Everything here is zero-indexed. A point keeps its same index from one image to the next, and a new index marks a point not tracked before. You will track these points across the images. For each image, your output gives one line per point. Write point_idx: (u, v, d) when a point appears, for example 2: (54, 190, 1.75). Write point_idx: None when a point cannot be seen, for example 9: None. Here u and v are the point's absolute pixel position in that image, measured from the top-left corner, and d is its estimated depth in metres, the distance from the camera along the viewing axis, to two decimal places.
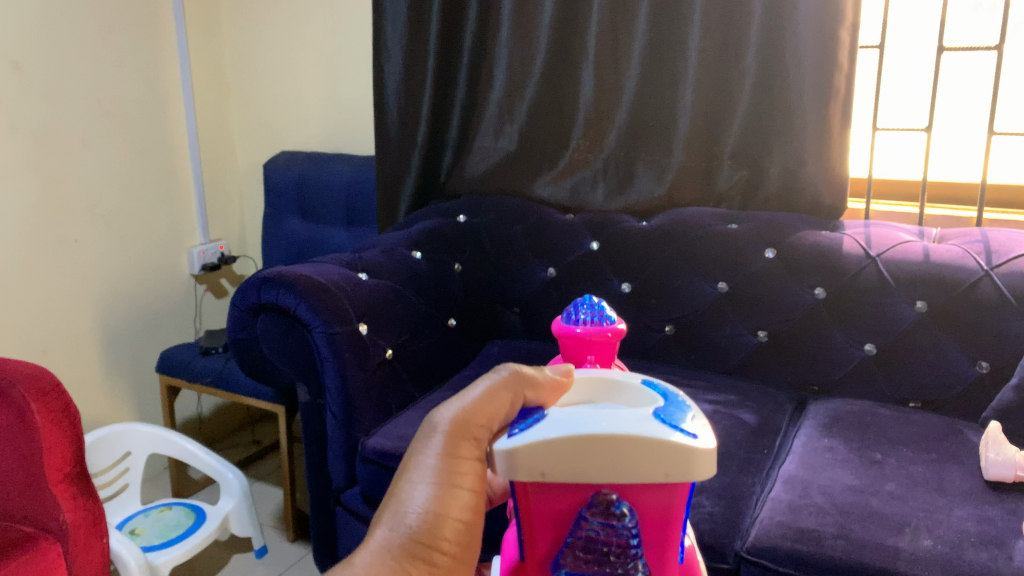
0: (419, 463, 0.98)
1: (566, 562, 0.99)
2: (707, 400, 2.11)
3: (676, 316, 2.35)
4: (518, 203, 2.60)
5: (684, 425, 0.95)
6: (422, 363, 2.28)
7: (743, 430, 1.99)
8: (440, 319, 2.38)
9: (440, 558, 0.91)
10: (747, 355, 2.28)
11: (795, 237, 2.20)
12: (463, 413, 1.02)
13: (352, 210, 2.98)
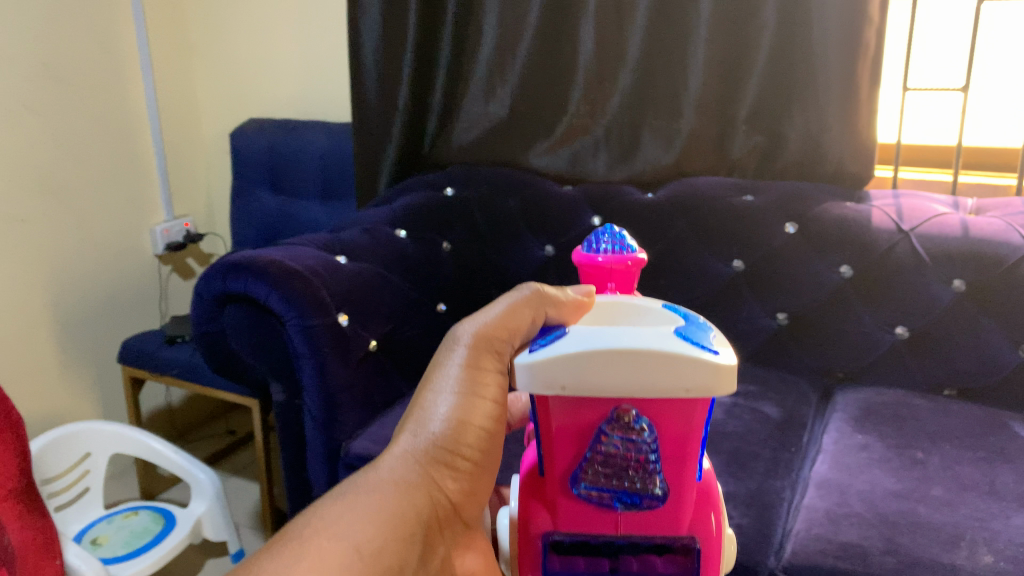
0: (443, 374, 1.07)
1: (582, 479, 0.88)
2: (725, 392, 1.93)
3: (687, 297, 2.15)
4: (511, 174, 2.37)
5: (707, 340, 0.87)
6: (412, 354, 2.08)
7: (768, 425, 1.80)
8: (431, 305, 2.17)
9: (461, 461, 1.03)
10: (766, 340, 2.09)
11: (819, 210, 2.00)
12: (485, 329, 1.08)
13: (328, 182, 2.74)
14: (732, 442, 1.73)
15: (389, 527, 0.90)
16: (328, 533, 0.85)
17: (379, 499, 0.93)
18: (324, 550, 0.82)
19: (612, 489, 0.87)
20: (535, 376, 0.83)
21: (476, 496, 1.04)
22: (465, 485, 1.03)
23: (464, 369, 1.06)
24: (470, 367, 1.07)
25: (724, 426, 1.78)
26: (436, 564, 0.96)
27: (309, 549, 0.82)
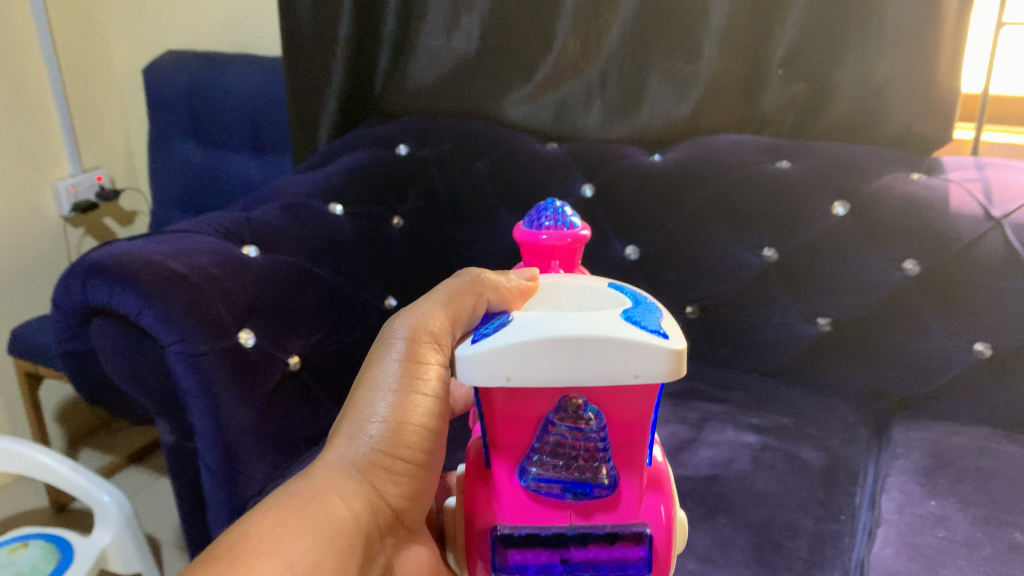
0: (380, 369, 0.98)
1: (531, 464, 0.83)
2: (752, 429, 1.49)
3: (704, 295, 1.69)
4: (480, 128, 1.88)
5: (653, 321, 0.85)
6: (351, 368, 1.64)
7: (810, 483, 1.36)
8: (376, 300, 1.72)
9: (402, 466, 0.96)
10: (801, 351, 1.64)
11: (879, 184, 1.51)
12: (417, 323, 1.00)
13: (260, 131, 2.24)
14: (764, 509, 1.30)
15: (330, 540, 0.84)
16: (266, 549, 0.79)
17: (315, 507, 0.86)
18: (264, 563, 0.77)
19: (560, 480, 0.83)
20: (476, 367, 0.78)
21: (420, 498, 1.00)
22: (408, 489, 0.97)
23: (402, 364, 0.98)
24: (408, 362, 0.98)
25: (752, 487, 1.35)
26: (378, 570, 0.92)
27: (248, 561, 0.77)
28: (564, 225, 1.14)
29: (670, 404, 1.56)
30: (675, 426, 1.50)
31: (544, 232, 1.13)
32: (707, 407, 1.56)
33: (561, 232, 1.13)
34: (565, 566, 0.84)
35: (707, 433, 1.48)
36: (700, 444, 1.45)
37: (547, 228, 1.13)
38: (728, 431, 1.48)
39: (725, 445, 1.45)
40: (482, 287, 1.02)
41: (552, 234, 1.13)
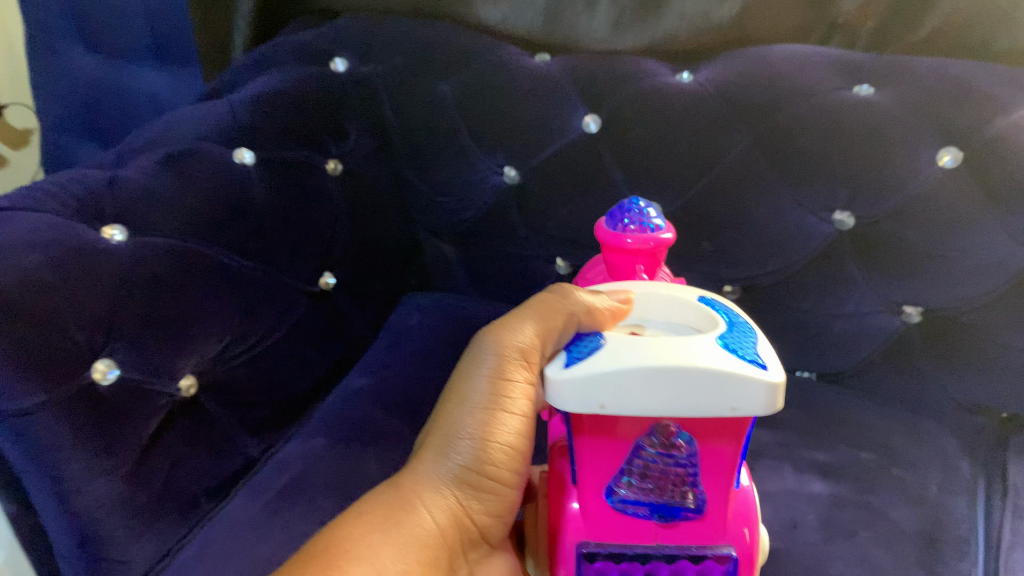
0: (470, 380, 0.89)
1: (620, 486, 0.77)
2: (818, 472, 1.08)
3: (754, 275, 1.24)
4: (442, 31, 1.37)
5: (752, 354, 0.72)
6: (271, 381, 1.20)
7: (906, 563, 0.97)
8: (304, 281, 1.27)
9: (491, 484, 0.87)
10: (880, 350, 1.23)
11: (1011, 122, 1.03)
12: (509, 339, 0.89)
13: (163, 35, 1.73)
14: None
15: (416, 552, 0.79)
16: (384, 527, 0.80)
17: (403, 525, 0.80)
18: (388, 519, 0.80)
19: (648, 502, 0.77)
20: (579, 391, 0.70)
21: (504, 516, 0.91)
22: (495, 507, 0.89)
23: (492, 381, 0.88)
24: (499, 379, 0.88)
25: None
26: None
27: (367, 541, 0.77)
28: (651, 226, 0.83)
29: None
30: None
31: (628, 234, 0.83)
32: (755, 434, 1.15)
33: (647, 236, 0.83)
34: None
35: (758, 481, 1.08)
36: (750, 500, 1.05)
37: (628, 230, 0.83)
38: (786, 477, 1.08)
39: (785, 502, 1.05)
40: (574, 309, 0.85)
41: (638, 238, 0.82)
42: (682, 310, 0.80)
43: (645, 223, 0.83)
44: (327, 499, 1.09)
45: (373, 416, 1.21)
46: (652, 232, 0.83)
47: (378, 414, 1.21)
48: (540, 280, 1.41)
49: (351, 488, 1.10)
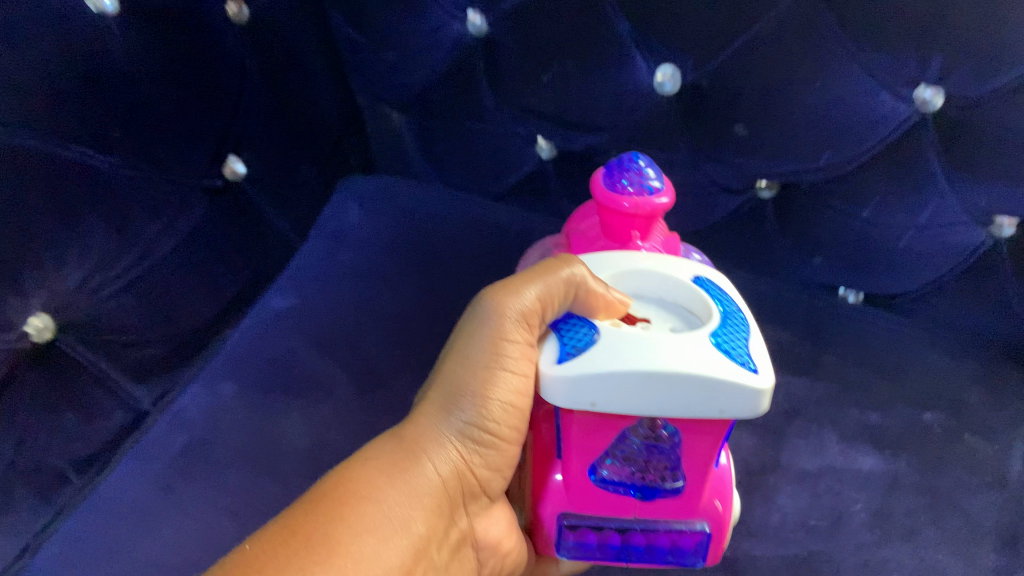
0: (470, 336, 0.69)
1: (602, 465, 0.72)
2: (870, 446, 0.83)
3: (797, 169, 0.90)
4: None
5: (744, 355, 0.61)
6: (158, 312, 0.91)
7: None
8: (197, 173, 0.93)
9: (490, 441, 0.71)
10: (954, 274, 0.92)
11: None
12: (507, 302, 0.66)
13: None
14: None
15: (415, 516, 0.65)
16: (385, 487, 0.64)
17: (401, 488, 0.65)
18: (390, 478, 0.65)
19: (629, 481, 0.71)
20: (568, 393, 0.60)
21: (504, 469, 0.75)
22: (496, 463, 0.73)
23: (490, 345, 0.67)
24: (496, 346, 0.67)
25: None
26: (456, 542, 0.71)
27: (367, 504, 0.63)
28: (652, 186, 0.69)
29: None
30: (733, 435, 0.85)
31: (624, 193, 0.69)
32: (789, 385, 0.88)
33: (648, 197, 0.69)
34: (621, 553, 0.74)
35: (791, 453, 0.83)
36: (780, 482, 0.81)
37: (625, 193, 0.68)
38: (829, 448, 0.83)
39: (826, 487, 0.81)
40: (577, 289, 0.65)
41: (636, 201, 0.68)
42: (673, 292, 0.68)
43: (646, 183, 0.69)
44: (235, 471, 0.85)
45: (297, 352, 0.94)
46: (654, 195, 0.69)
47: (304, 349, 0.94)
48: (515, 164, 1.09)
49: (266, 459, 0.86)
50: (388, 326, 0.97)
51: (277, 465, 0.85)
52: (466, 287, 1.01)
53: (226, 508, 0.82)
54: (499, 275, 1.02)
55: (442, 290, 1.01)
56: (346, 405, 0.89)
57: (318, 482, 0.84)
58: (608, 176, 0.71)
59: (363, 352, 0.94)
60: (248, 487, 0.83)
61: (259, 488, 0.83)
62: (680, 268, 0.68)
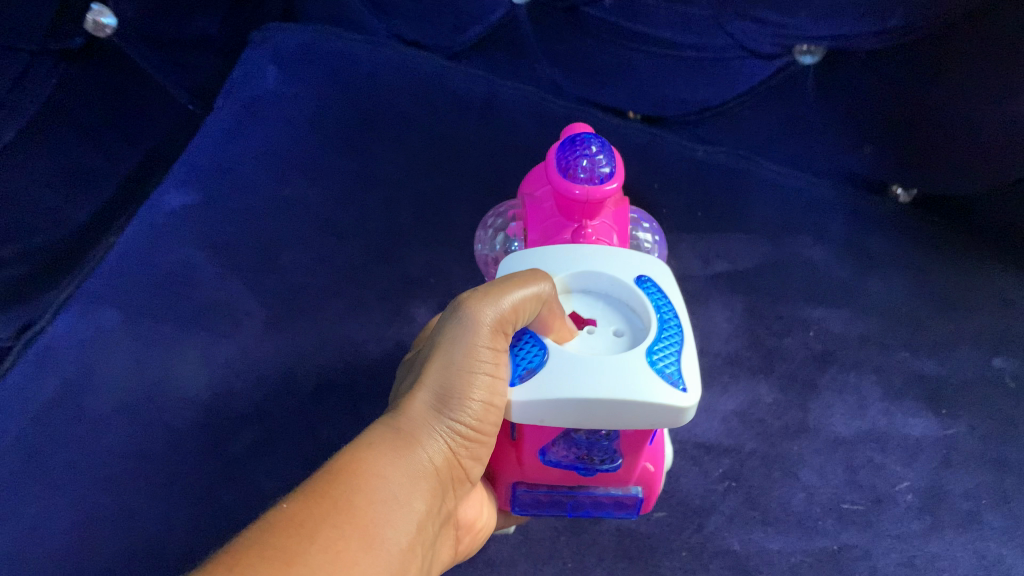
0: (449, 340, 0.45)
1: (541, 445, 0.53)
2: (926, 406, 0.65)
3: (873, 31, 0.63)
4: None
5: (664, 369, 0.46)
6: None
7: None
8: (38, 30, 0.67)
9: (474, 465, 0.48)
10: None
11: None
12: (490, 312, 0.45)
13: None
14: None
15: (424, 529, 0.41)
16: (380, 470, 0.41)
17: (403, 505, 0.41)
18: (387, 458, 0.42)
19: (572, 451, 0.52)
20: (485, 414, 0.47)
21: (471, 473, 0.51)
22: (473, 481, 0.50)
23: (478, 354, 0.45)
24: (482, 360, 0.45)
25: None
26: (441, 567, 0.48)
27: (362, 487, 0.39)
28: (607, 169, 0.51)
29: (736, 310, 0.70)
30: (748, 386, 0.67)
31: (576, 174, 0.51)
32: (822, 320, 0.69)
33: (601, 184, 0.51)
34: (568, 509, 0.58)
35: (821, 413, 0.65)
36: (806, 452, 0.64)
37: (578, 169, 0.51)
38: (869, 407, 0.66)
39: (864, 459, 0.64)
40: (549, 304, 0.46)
41: (591, 188, 0.50)
42: (612, 291, 0.51)
43: (599, 163, 0.51)
44: (117, 429, 0.66)
45: (197, 267, 0.74)
46: (609, 178, 0.51)
47: (205, 264, 0.74)
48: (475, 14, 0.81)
49: (154, 412, 0.67)
50: (313, 234, 0.76)
51: (167, 420, 0.66)
52: (411, 181, 0.80)
53: (103, 479, 0.63)
54: (456, 166, 0.81)
55: (381, 185, 0.79)
56: (256, 343, 0.70)
57: (220, 445, 0.66)
58: (555, 152, 0.52)
59: (280, 271, 0.74)
60: (134, 451, 0.65)
61: (147, 452, 0.65)
62: (629, 262, 0.51)
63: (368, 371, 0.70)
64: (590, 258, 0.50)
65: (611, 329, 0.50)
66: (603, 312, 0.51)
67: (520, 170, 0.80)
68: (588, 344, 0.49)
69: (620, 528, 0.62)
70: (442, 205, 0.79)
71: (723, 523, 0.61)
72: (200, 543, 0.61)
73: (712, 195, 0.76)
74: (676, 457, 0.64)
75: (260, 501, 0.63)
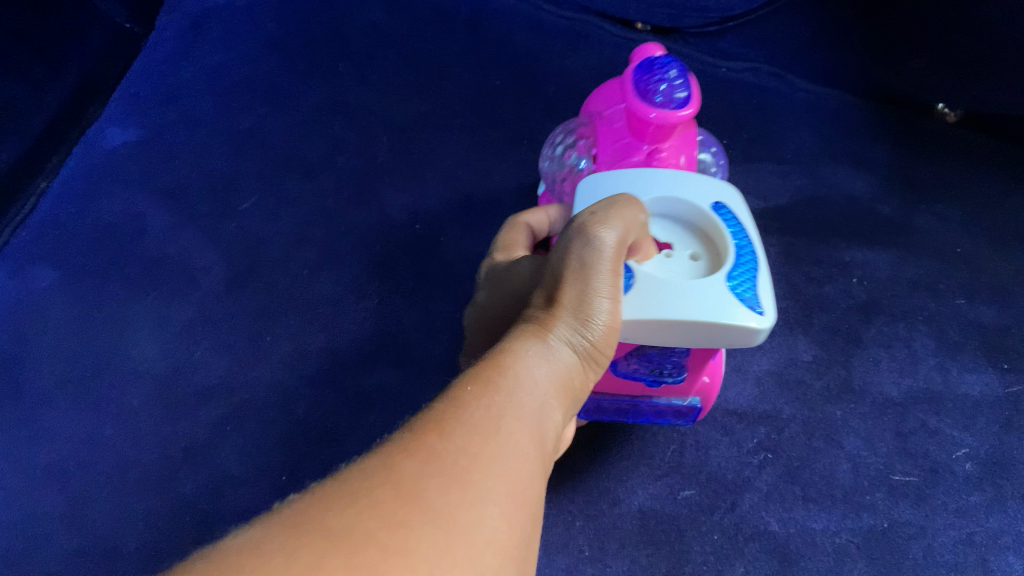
0: (569, 268, 0.34)
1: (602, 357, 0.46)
2: (986, 362, 0.57)
3: None
4: None
5: (750, 289, 0.39)
6: None
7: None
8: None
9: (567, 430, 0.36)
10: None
11: None
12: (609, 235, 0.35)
13: None
14: None
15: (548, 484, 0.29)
16: (517, 370, 0.31)
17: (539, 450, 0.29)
18: (524, 357, 0.31)
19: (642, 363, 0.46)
20: None
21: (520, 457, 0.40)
22: None
23: (601, 282, 0.34)
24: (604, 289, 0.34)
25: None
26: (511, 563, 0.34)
27: (495, 394, 0.29)
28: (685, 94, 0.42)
29: (769, 253, 0.61)
30: (785, 343, 0.59)
31: (651, 97, 0.42)
32: (866, 264, 0.61)
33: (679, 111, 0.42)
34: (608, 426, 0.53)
35: (867, 371, 0.58)
36: (852, 417, 0.56)
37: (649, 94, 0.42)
38: (921, 364, 0.58)
39: (917, 424, 0.56)
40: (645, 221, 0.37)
41: (666, 113, 0.41)
42: (684, 217, 0.43)
43: (676, 92, 0.42)
44: (58, 408, 0.57)
45: (144, 215, 0.64)
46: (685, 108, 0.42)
47: (154, 212, 0.64)
48: None
49: (101, 388, 0.58)
50: (275, 171, 0.65)
51: (116, 396, 0.57)
52: (390, 105, 0.68)
53: (43, 466, 0.55)
54: None
55: (355, 111, 0.68)
56: (216, 303, 0.60)
57: (178, 423, 0.56)
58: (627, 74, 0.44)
59: (239, 218, 0.63)
60: (77, 436, 0.56)
61: (95, 434, 0.56)
62: (704, 188, 0.43)
63: (346, 332, 0.59)
64: (667, 181, 0.42)
65: (689, 254, 0.42)
66: (678, 236, 0.43)
67: (515, 88, 0.68)
68: (667, 269, 0.41)
69: (643, 509, 0.54)
70: (429, 131, 0.67)
71: (759, 501, 0.54)
72: (158, 538, 0.53)
73: (737, 121, 0.66)
74: (704, 427, 0.56)
75: (225, 487, 0.54)
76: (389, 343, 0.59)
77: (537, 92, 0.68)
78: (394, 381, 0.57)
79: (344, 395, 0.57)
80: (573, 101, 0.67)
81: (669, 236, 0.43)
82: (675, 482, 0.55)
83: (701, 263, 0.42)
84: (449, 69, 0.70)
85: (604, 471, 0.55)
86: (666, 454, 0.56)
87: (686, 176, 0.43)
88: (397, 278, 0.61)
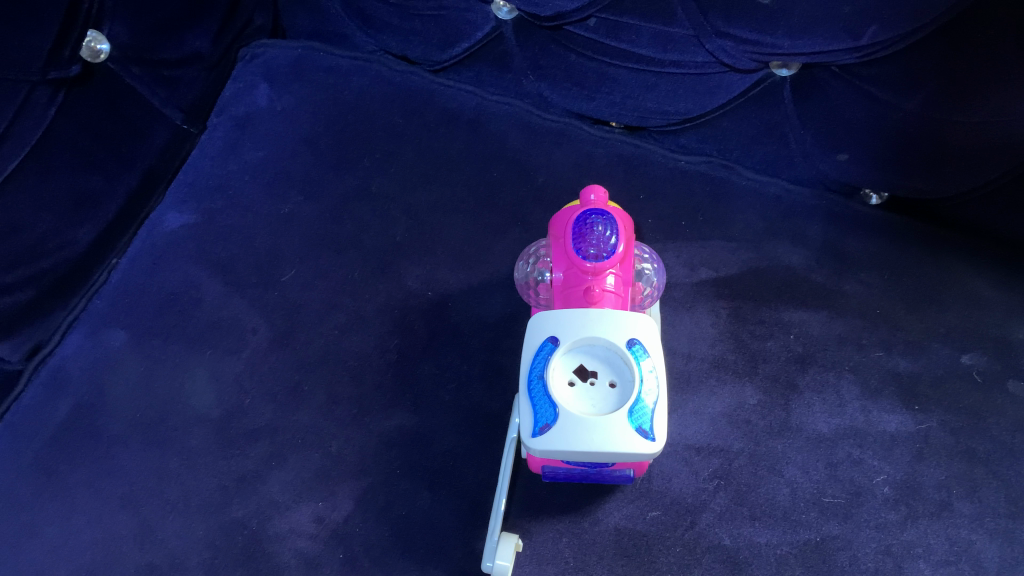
0: None
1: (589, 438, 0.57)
2: (901, 403, 0.70)
3: (840, 59, 0.65)
4: None
5: (646, 423, 0.56)
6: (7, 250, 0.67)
7: None
8: (39, 61, 0.66)
9: None
10: (996, 177, 0.68)
11: None
12: None
13: None
14: None
15: None
16: None
17: None
18: None
19: (572, 465, 0.61)
20: (530, 439, 0.56)
21: None
22: None
23: None
24: None
25: None
26: None
27: None
28: (614, 240, 0.60)
29: (721, 315, 0.74)
30: (734, 388, 0.71)
31: (587, 256, 0.60)
32: (802, 323, 0.73)
33: (610, 254, 0.60)
34: (589, 477, 0.64)
35: (803, 412, 0.70)
36: (790, 450, 0.68)
37: (587, 251, 0.60)
38: (847, 405, 0.70)
39: (844, 455, 0.68)
40: None
41: (600, 262, 0.59)
42: (612, 355, 0.59)
43: (607, 244, 0.60)
44: (130, 448, 0.68)
45: (199, 286, 0.76)
46: (614, 254, 0.60)
47: (209, 284, 0.76)
48: (451, 40, 0.80)
49: (165, 430, 0.69)
50: (310, 249, 0.78)
51: (179, 438, 0.69)
52: (405, 193, 0.81)
53: (119, 496, 0.66)
54: None
55: (377, 199, 0.81)
56: (261, 359, 0.72)
57: (230, 459, 0.68)
58: (569, 226, 0.61)
59: (281, 287, 0.76)
60: (148, 471, 0.67)
61: (162, 469, 0.67)
62: (627, 326, 0.58)
63: (372, 383, 0.71)
64: (598, 319, 0.58)
65: (608, 381, 0.58)
66: (604, 370, 0.58)
67: (510, 177, 0.81)
68: (588, 399, 0.57)
69: (618, 527, 0.65)
70: (439, 214, 0.80)
71: (714, 519, 0.65)
72: (215, 555, 0.64)
73: (694, 205, 0.79)
74: (668, 458, 0.68)
75: (272, 511, 0.66)
76: (408, 391, 0.70)
77: (528, 180, 0.81)
78: (412, 422, 0.69)
79: (369, 435, 0.69)
80: (558, 189, 0.80)
81: (595, 364, 0.58)
82: (644, 504, 0.66)
83: (616, 390, 0.57)
84: (454, 158, 0.83)
85: (585, 496, 0.66)
86: (637, 481, 0.67)
87: (618, 321, 0.58)
88: (414, 336, 0.73)
